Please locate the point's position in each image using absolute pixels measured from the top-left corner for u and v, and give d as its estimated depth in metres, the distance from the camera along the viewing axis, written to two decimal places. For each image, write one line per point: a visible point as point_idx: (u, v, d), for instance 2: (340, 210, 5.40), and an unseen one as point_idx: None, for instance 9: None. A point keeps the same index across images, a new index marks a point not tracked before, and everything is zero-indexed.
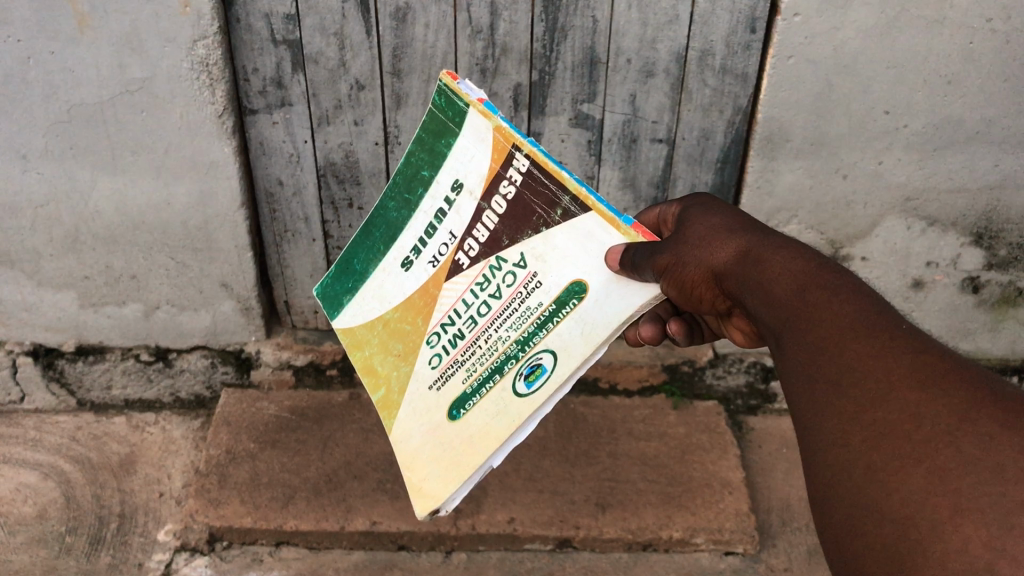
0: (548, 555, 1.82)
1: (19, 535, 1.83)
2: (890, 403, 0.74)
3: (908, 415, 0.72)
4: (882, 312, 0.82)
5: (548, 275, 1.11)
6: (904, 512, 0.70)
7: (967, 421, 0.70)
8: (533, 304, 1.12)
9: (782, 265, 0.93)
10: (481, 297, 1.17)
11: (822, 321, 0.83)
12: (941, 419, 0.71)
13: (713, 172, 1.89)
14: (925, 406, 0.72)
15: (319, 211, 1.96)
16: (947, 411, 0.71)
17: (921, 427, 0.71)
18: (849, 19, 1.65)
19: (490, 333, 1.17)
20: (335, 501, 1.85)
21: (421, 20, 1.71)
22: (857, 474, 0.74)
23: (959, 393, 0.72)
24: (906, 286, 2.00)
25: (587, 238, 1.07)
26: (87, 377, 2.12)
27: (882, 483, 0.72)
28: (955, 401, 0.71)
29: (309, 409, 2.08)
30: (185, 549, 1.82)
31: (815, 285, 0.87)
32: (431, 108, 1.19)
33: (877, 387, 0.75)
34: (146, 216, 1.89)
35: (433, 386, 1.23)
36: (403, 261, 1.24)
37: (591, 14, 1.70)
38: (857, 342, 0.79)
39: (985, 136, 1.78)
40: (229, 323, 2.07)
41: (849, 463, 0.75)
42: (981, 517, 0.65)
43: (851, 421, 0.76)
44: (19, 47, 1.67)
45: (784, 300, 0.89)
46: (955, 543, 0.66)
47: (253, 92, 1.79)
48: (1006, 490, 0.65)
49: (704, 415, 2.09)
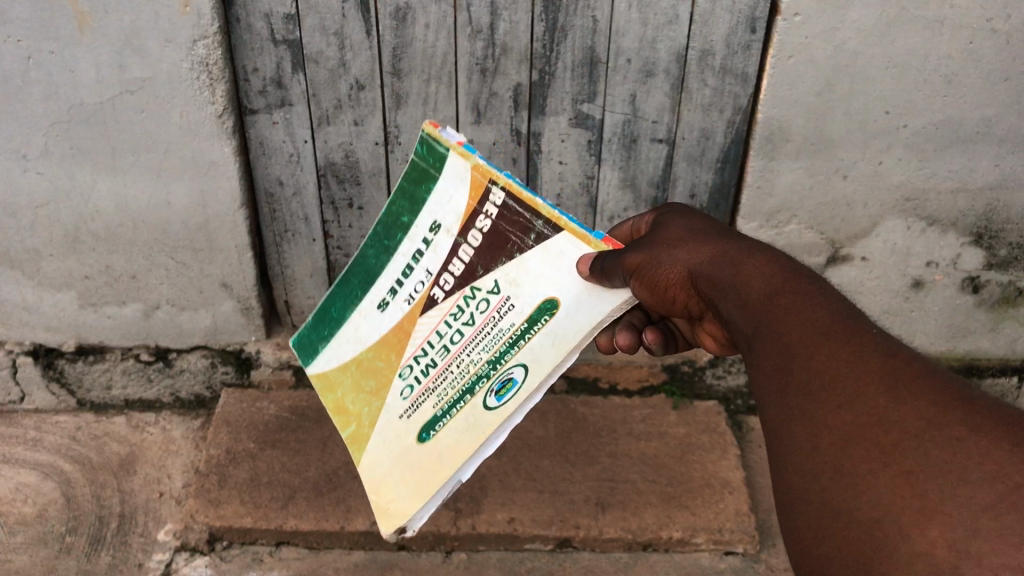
0: (548, 555, 1.82)
1: (18, 535, 1.84)
2: (859, 406, 0.74)
3: (877, 419, 0.72)
4: (857, 321, 0.82)
5: (520, 296, 1.12)
6: (872, 514, 0.70)
7: (935, 424, 0.70)
8: (505, 326, 1.13)
9: (756, 270, 0.93)
10: (454, 327, 1.17)
11: (792, 324, 0.84)
12: (909, 421, 0.71)
13: (713, 172, 1.89)
14: (893, 410, 0.72)
15: (319, 211, 1.96)
16: (916, 413, 0.71)
17: (890, 430, 0.71)
18: (849, 19, 1.65)
19: (463, 357, 1.17)
20: (335, 501, 1.85)
21: (421, 20, 1.71)
22: (825, 475, 0.74)
23: (927, 395, 0.72)
24: (906, 286, 1.99)
25: (559, 258, 1.08)
26: (88, 377, 2.12)
27: (849, 484, 0.72)
28: (924, 403, 0.71)
29: (308, 409, 2.08)
30: (185, 549, 1.82)
31: (788, 290, 0.87)
32: (411, 157, 1.18)
33: (846, 391, 0.75)
34: (146, 216, 1.89)
35: (404, 414, 1.24)
36: (380, 303, 1.24)
37: (591, 14, 1.70)
38: (829, 344, 0.79)
39: (985, 135, 1.78)
40: (229, 323, 2.07)
41: (817, 465, 0.75)
42: (948, 519, 0.66)
43: (820, 424, 0.76)
44: (19, 47, 1.68)
45: (757, 305, 0.89)
46: (920, 545, 0.66)
47: (253, 92, 1.79)
48: (972, 491, 0.66)
49: (704, 415, 2.09)
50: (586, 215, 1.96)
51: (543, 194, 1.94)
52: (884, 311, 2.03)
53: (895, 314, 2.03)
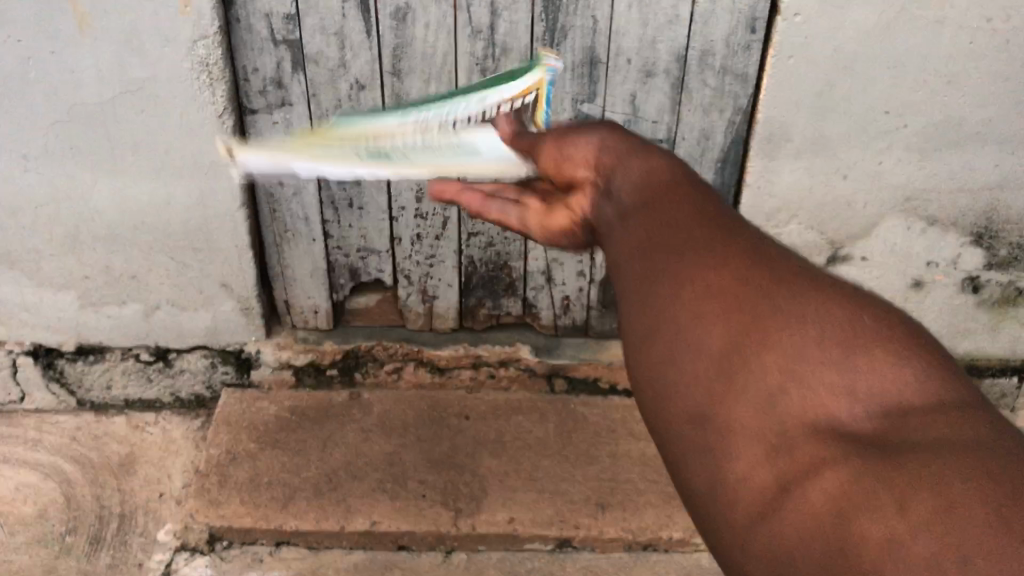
0: (548, 555, 1.83)
1: (19, 535, 1.84)
2: (726, 265, 0.73)
3: (739, 276, 0.71)
4: (732, 215, 0.81)
5: (454, 166, 1.24)
6: (721, 350, 0.68)
7: (792, 286, 0.70)
8: (443, 155, 1.27)
9: (639, 162, 0.91)
10: (405, 146, 1.32)
11: (669, 204, 0.82)
12: (767, 279, 0.71)
13: (713, 172, 1.89)
14: (753, 271, 0.72)
15: (320, 211, 1.96)
16: (773, 275, 0.71)
17: (750, 285, 0.70)
18: (850, 19, 1.65)
19: (401, 154, 1.29)
20: (336, 501, 1.85)
21: (421, 20, 1.71)
22: (681, 318, 0.71)
23: (785, 267, 0.72)
24: (907, 286, 2.00)
25: (488, 162, 1.24)
26: (88, 377, 2.11)
27: (701, 324, 0.70)
28: (784, 271, 0.72)
29: (308, 409, 2.07)
30: (185, 549, 1.83)
31: (670, 177, 0.87)
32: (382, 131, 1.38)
33: (714, 252, 0.74)
34: (146, 216, 1.89)
35: (349, 154, 1.29)
36: (341, 147, 1.32)
37: (591, 14, 1.70)
38: (703, 222, 0.78)
39: (985, 135, 1.79)
40: (229, 323, 2.06)
41: (673, 312, 0.72)
42: (795, 360, 0.65)
43: (682, 277, 0.73)
44: (19, 46, 1.67)
45: (647, 186, 0.87)
46: (766, 382, 0.65)
47: (253, 92, 1.79)
48: (822, 342, 0.65)
49: None
50: None
51: None
52: None
53: None
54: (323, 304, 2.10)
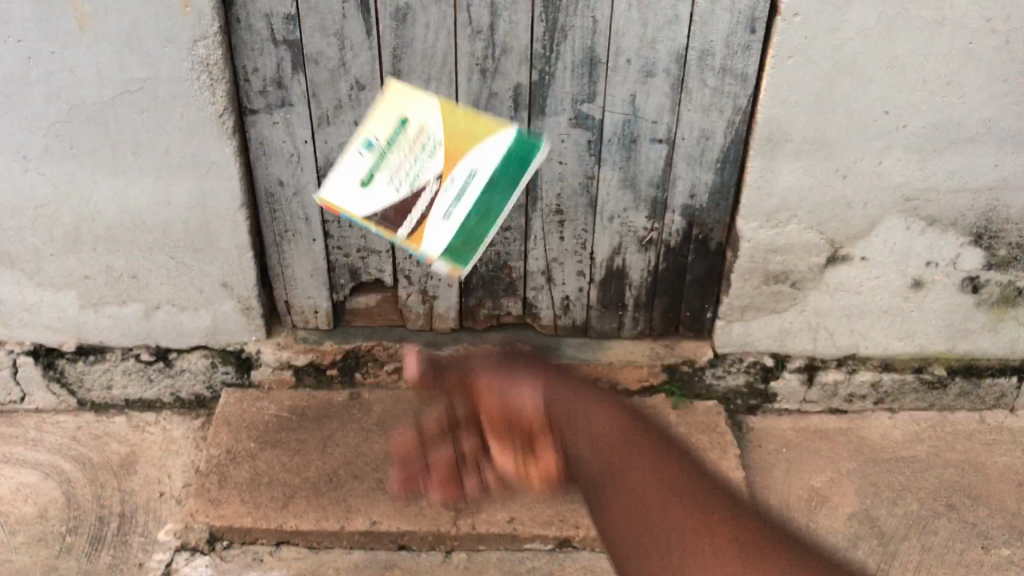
0: (548, 555, 1.83)
1: (18, 535, 1.85)
2: (699, 530, 1.16)
3: (733, 532, 1.13)
4: (689, 481, 1.23)
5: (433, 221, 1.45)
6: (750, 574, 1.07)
7: (757, 535, 1.13)
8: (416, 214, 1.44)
9: (585, 414, 1.35)
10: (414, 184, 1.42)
11: (635, 473, 1.25)
12: (756, 533, 1.13)
13: (713, 172, 1.89)
14: (735, 531, 1.14)
15: (320, 211, 1.96)
16: (760, 537, 1.12)
17: (742, 536, 1.13)
18: (849, 19, 1.65)
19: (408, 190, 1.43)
20: (335, 501, 1.85)
21: (421, 20, 1.71)
22: (711, 559, 1.11)
23: (756, 535, 1.13)
24: (906, 286, 2.00)
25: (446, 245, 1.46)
26: (88, 377, 2.11)
27: (719, 563, 1.11)
28: (752, 534, 1.13)
29: (308, 409, 2.07)
30: (185, 549, 1.81)
31: (619, 442, 1.31)
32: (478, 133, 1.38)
33: (692, 521, 1.18)
34: (146, 216, 1.89)
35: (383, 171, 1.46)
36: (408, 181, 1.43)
37: (591, 14, 1.70)
38: (656, 482, 1.24)
39: (985, 135, 1.79)
40: (230, 323, 2.07)
41: (691, 563, 1.13)
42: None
43: (676, 538, 1.16)
44: (19, 47, 1.68)
45: (599, 453, 1.29)
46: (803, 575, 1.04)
47: (253, 92, 1.79)
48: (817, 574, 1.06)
49: (704, 415, 2.08)
50: (586, 215, 1.96)
51: (543, 194, 1.94)
52: (884, 311, 2.03)
53: (895, 314, 2.04)
54: (323, 304, 2.10)
